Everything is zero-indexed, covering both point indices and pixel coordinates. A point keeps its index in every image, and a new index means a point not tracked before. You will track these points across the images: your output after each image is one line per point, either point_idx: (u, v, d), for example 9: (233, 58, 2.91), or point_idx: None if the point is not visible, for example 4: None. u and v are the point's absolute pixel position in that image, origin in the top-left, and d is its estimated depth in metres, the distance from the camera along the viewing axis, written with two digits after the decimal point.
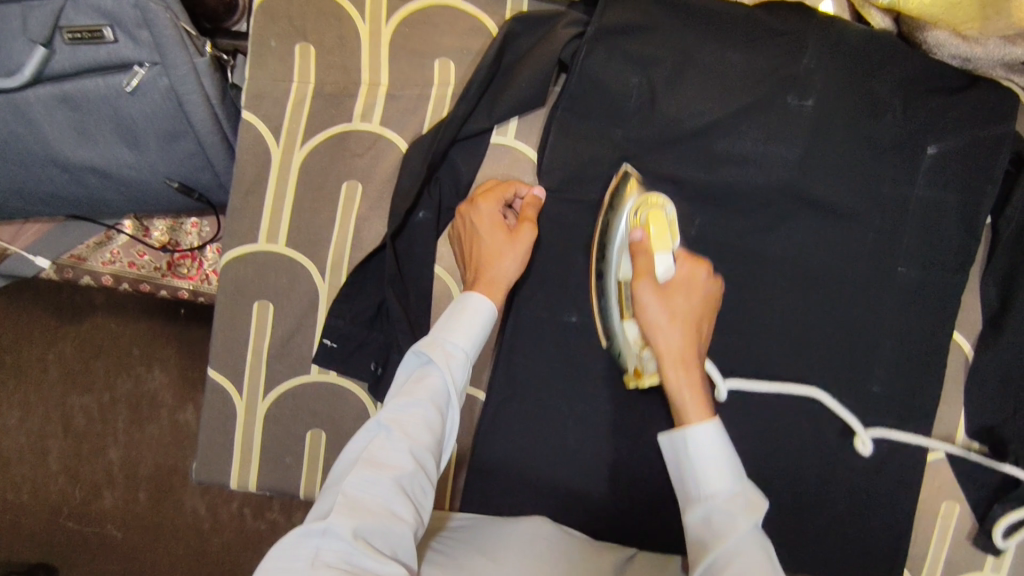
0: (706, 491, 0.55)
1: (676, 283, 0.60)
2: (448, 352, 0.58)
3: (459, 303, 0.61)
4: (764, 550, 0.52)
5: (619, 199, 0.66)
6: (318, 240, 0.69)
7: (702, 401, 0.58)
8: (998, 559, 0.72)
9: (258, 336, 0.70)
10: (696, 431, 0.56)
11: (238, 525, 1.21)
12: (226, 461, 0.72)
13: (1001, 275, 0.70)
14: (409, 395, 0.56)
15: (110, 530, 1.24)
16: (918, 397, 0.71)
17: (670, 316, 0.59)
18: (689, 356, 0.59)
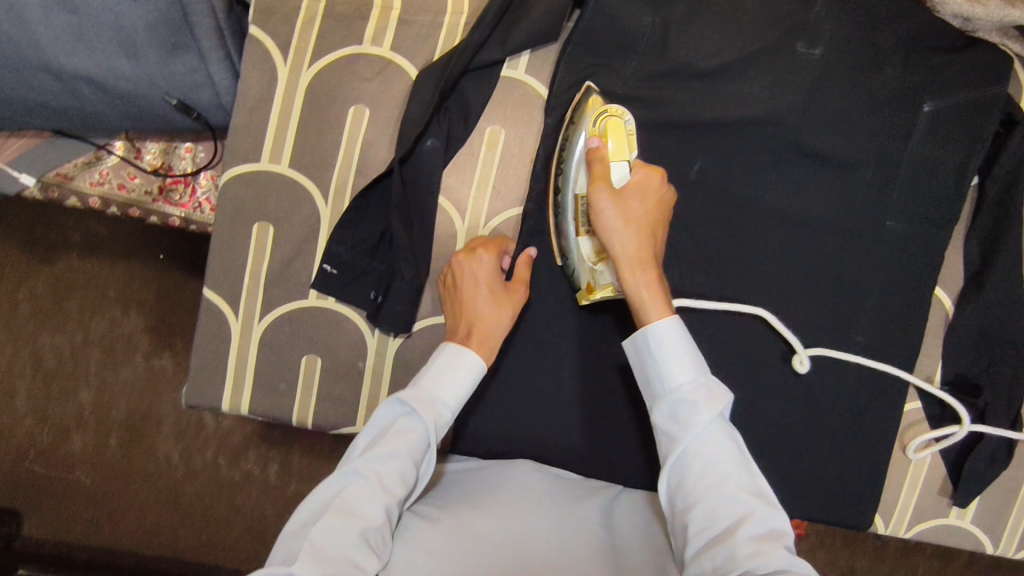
0: (671, 385, 0.58)
1: (630, 189, 0.62)
2: (434, 408, 0.61)
3: (454, 354, 0.63)
4: (726, 433, 0.57)
5: (579, 113, 0.66)
6: (322, 164, 0.68)
7: (662, 297, 0.60)
8: (962, 509, 0.78)
9: (256, 259, 0.69)
10: (654, 326, 0.59)
11: (212, 473, 1.26)
12: (217, 385, 0.71)
13: (984, 234, 0.73)
14: (390, 447, 0.59)
15: (80, 473, 1.24)
16: (900, 348, 0.74)
17: (626, 219, 0.61)
18: (643, 256, 0.61)
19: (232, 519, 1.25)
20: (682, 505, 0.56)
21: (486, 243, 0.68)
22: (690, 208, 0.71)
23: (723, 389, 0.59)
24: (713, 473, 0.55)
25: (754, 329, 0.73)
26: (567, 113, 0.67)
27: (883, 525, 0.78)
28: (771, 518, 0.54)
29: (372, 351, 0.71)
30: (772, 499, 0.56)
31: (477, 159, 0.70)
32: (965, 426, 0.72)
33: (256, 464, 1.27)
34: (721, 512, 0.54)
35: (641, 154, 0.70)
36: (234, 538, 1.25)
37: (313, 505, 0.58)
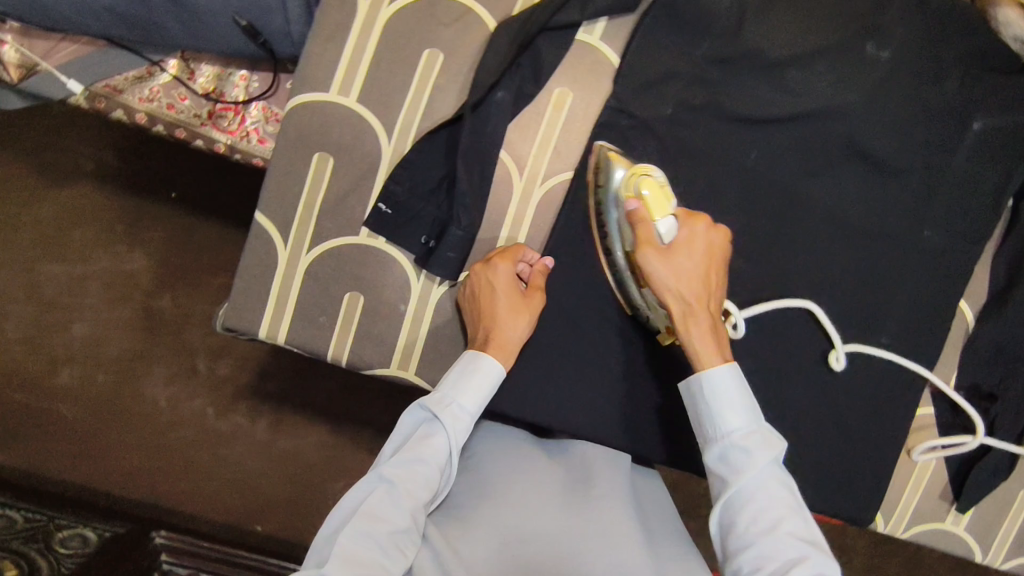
0: (723, 431, 0.59)
1: (682, 240, 0.62)
2: (456, 414, 0.63)
3: (474, 360, 0.64)
4: (780, 481, 0.57)
5: (606, 174, 0.67)
6: (390, 103, 0.69)
7: (720, 346, 0.61)
8: (959, 516, 0.81)
9: (312, 190, 0.69)
10: (709, 374, 0.59)
11: (200, 422, 1.29)
12: (256, 311, 0.71)
13: (1012, 253, 0.76)
14: (414, 453, 0.61)
15: (61, 408, 1.27)
16: (922, 353, 0.77)
17: (681, 269, 0.61)
18: (703, 306, 0.62)
19: (215, 470, 1.29)
20: (733, 545, 0.57)
21: (504, 252, 0.69)
22: (742, 192, 0.73)
23: (777, 435, 0.59)
24: (768, 519, 0.56)
25: (786, 318, 0.75)
26: (593, 175, 0.69)
27: (881, 523, 0.81)
28: (826, 565, 0.54)
29: (416, 295, 0.72)
30: (824, 547, 0.57)
31: (542, 118, 0.71)
32: (977, 437, 0.75)
33: (245, 417, 1.29)
34: (777, 554, 0.54)
35: (702, 133, 0.71)
36: (213, 490, 1.29)
37: (342, 509, 0.59)
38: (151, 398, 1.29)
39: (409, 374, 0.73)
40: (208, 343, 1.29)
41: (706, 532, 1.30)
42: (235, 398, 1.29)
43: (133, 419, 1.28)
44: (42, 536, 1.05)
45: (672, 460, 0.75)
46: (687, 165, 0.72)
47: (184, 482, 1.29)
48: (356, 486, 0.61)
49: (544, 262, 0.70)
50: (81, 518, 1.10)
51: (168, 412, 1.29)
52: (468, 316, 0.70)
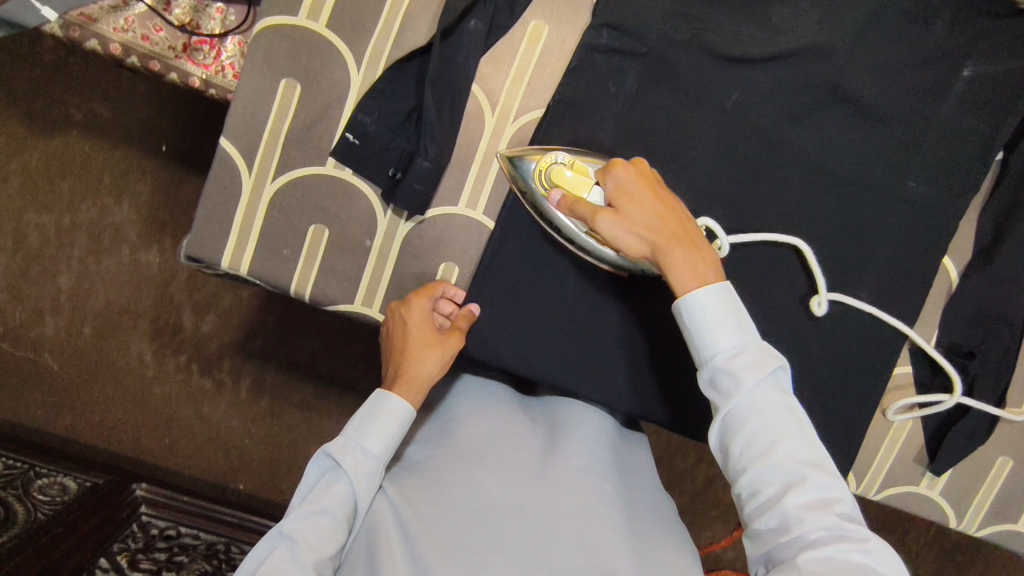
0: (710, 353, 0.56)
1: (615, 192, 0.59)
2: (358, 458, 0.64)
3: (379, 401, 0.66)
4: (779, 401, 0.54)
5: (521, 176, 0.66)
6: (360, 30, 0.67)
7: (703, 269, 0.57)
8: (934, 479, 0.80)
9: (279, 117, 0.68)
10: (686, 303, 0.56)
11: (183, 376, 1.29)
12: (219, 241, 0.70)
13: (1000, 209, 0.74)
14: (316, 504, 0.61)
15: (47, 358, 1.29)
16: (901, 308, 0.75)
17: (630, 220, 0.58)
18: (672, 236, 0.58)
19: (195, 426, 1.30)
20: (732, 466, 0.56)
21: (420, 289, 0.70)
22: (719, 137, 0.71)
23: (772, 350, 0.56)
24: (765, 442, 0.54)
25: (763, 267, 0.73)
26: (514, 188, 0.68)
27: (854, 484, 0.80)
28: (826, 486, 0.52)
29: (383, 231, 0.71)
30: (830, 466, 0.54)
31: (517, 52, 0.69)
32: (953, 394, 0.73)
33: (228, 373, 1.28)
34: (771, 480, 0.53)
35: (680, 69, 0.70)
36: (193, 447, 1.30)
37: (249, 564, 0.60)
38: (136, 353, 1.29)
39: (374, 311, 0.72)
40: (193, 299, 1.27)
41: (688, 506, 1.29)
42: (216, 354, 1.28)
43: (117, 373, 1.29)
44: (20, 483, 1.04)
45: (642, 413, 0.72)
46: (663, 104, 0.71)
47: (169, 436, 1.30)
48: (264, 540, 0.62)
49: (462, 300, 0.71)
50: (62, 466, 1.09)
51: (152, 367, 1.29)
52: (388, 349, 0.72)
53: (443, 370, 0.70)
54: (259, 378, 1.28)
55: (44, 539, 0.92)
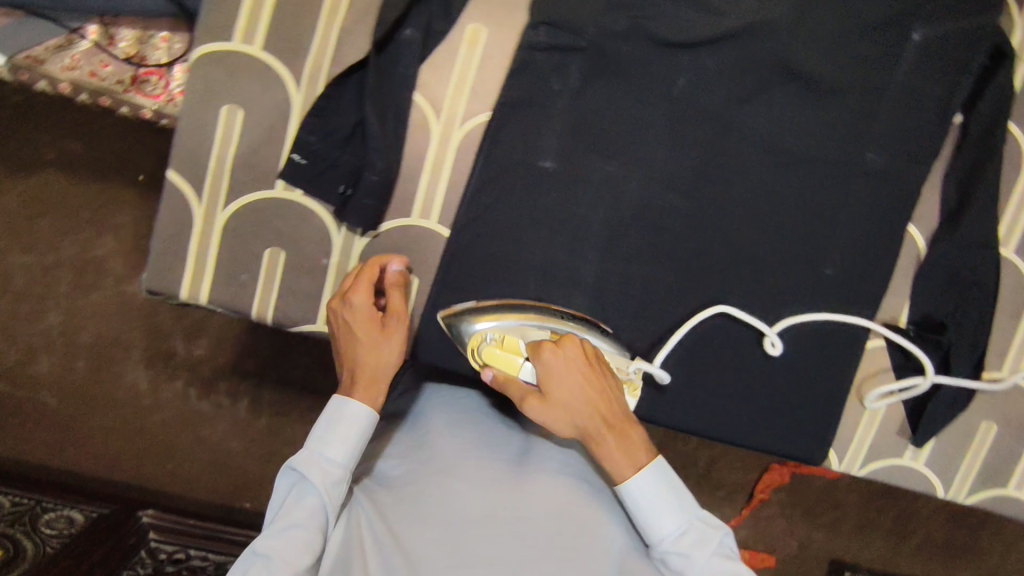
0: (658, 539, 0.61)
1: (544, 379, 0.62)
2: (324, 468, 0.62)
3: (337, 407, 0.64)
4: (729, 571, 0.60)
5: (461, 333, 0.68)
6: (296, 49, 0.66)
7: (632, 452, 0.62)
8: (917, 450, 0.79)
9: (223, 143, 0.67)
10: (625, 490, 0.61)
11: (180, 401, 1.25)
12: (176, 271, 0.70)
13: (963, 173, 0.73)
14: (289, 519, 0.60)
15: (43, 395, 1.24)
16: (865, 281, 0.75)
17: (559, 412, 0.61)
18: (602, 423, 0.61)
19: (197, 450, 1.26)
20: None
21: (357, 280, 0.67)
22: (666, 125, 0.71)
23: (712, 520, 0.62)
24: None
25: (721, 250, 0.74)
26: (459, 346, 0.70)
27: (835, 460, 0.80)
28: None
29: (338, 248, 0.71)
30: None
31: (456, 57, 0.69)
32: (930, 377, 0.73)
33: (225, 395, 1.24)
34: None
35: (622, 61, 0.69)
36: (198, 470, 1.27)
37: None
38: (132, 382, 1.24)
39: None
40: (183, 324, 1.24)
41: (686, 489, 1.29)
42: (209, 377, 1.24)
43: (115, 406, 1.24)
44: (26, 520, 1.01)
45: None
46: (608, 97, 0.70)
47: (174, 464, 1.26)
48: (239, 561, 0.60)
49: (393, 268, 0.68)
50: (67, 500, 1.06)
51: (149, 395, 1.24)
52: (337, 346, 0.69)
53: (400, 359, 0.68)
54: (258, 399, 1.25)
55: (53, 574, 0.92)
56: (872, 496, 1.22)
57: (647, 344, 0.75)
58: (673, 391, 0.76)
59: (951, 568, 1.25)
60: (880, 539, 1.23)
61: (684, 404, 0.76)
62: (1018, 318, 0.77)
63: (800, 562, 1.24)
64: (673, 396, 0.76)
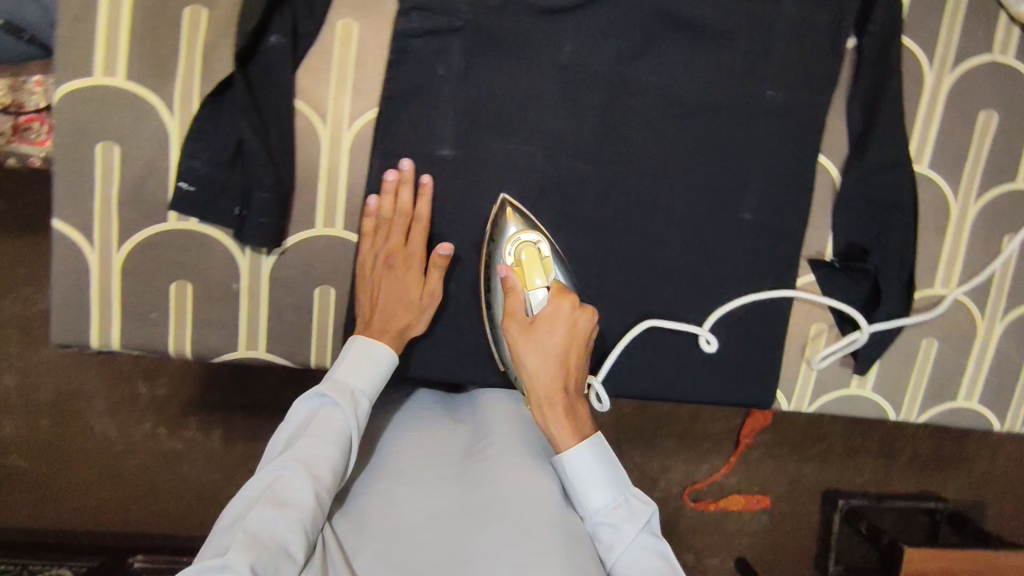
0: (589, 510, 0.64)
1: (541, 317, 0.67)
2: (353, 398, 0.63)
3: (367, 346, 0.65)
4: (650, 549, 0.62)
5: (500, 230, 0.69)
6: (162, 74, 0.64)
7: (576, 424, 0.66)
8: (862, 377, 0.79)
9: (105, 183, 0.65)
10: (564, 454, 0.64)
11: (154, 444, 1.08)
12: (83, 320, 0.67)
13: (865, 96, 0.72)
14: (317, 435, 0.60)
15: (9, 459, 1.06)
16: (784, 220, 0.74)
17: (536, 348, 0.66)
18: (557, 385, 0.66)
19: (185, 489, 1.09)
20: None
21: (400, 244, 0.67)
22: (561, 93, 0.69)
23: (642, 499, 0.65)
24: None
25: (637, 211, 0.73)
26: (487, 229, 0.70)
27: (785, 401, 0.79)
28: None
29: (245, 273, 0.69)
30: None
31: (331, 56, 0.66)
32: (864, 329, 0.74)
33: (198, 430, 1.08)
34: None
35: (502, 35, 0.67)
36: (190, 509, 1.09)
37: (242, 496, 0.58)
38: (102, 431, 1.07)
39: (260, 352, 0.71)
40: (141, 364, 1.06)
41: None
42: (186, 413, 1.08)
43: (87, 457, 1.07)
44: None
45: None
46: (495, 73, 0.68)
47: (164, 510, 1.09)
48: (258, 472, 0.59)
49: (445, 253, 0.68)
50: (53, 558, 0.97)
51: (121, 441, 1.07)
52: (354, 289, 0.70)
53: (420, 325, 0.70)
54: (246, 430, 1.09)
55: None
56: (860, 420, 1.16)
57: None
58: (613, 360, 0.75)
59: (943, 479, 1.20)
60: (869, 463, 1.18)
61: (625, 370, 0.76)
62: (941, 231, 0.76)
63: (794, 500, 1.17)
64: (614, 365, 0.75)
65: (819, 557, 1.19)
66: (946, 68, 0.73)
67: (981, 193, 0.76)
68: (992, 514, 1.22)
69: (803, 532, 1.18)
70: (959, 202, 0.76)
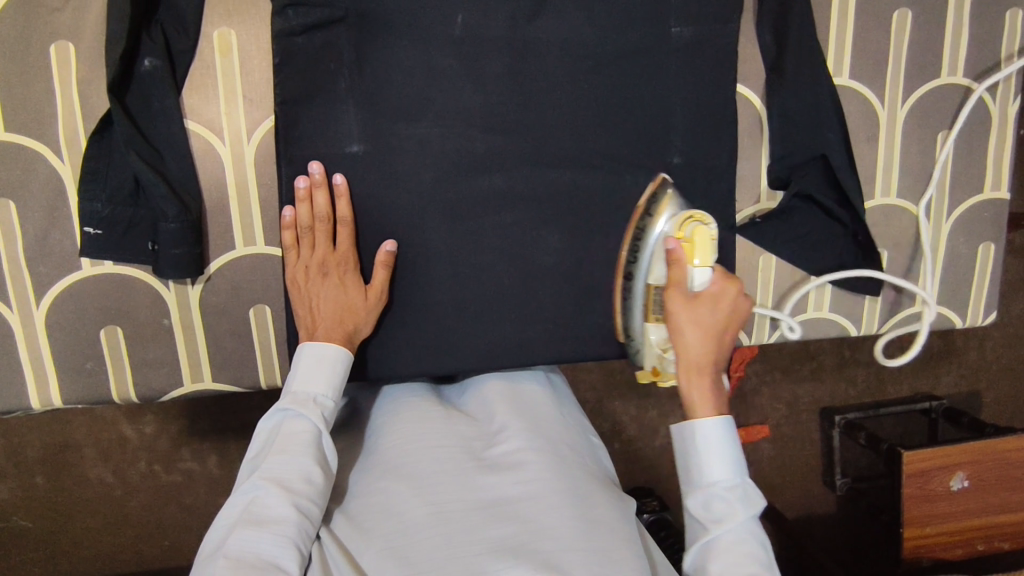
0: (706, 478, 0.59)
1: (709, 293, 0.61)
2: (316, 405, 0.62)
3: (315, 350, 0.63)
4: (759, 540, 0.57)
5: (658, 206, 0.68)
6: (41, 119, 0.61)
7: (719, 404, 0.61)
8: (818, 298, 0.79)
9: (9, 241, 0.63)
10: (701, 423, 0.59)
11: (155, 480, 1.02)
12: (18, 385, 0.66)
13: (771, 17, 0.70)
14: (285, 449, 0.59)
15: (14, 519, 1.00)
16: (714, 157, 0.73)
17: (696, 323, 0.61)
18: (710, 364, 0.61)
19: (193, 522, 1.04)
20: None
21: (341, 249, 0.66)
22: (462, 66, 0.67)
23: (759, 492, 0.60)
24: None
25: (564, 174, 0.71)
26: (642, 202, 0.69)
27: (746, 336, 0.79)
28: None
29: (174, 306, 0.67)
30: None
31: (215, 70, 0.64)
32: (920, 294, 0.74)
33: (195, 461, 1.02)
34: None
35: (387, 17, 0.64)
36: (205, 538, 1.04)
37: (223, 522, 0.58)
38: (101, 477, 1.01)
39: (208, 383, 0.69)
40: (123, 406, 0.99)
41: None
42: (180, 444, 1.01)
43: (91, 505, 1.01)
44: None
45: (507, 361, 0.73)
46: (390, 57, 0.65)
47: (179, 543, 1.04)
48: (235, 495, 0.60)
49: (390, 250, 0.67)
50: None
51: (122, 485, 1.01)
52: (293, 302, 0.66)
53: (368, 323, 0.67)
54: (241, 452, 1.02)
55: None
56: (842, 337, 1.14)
57: (523, 293, 0.72)
58: (567, 328, 0.73)
59: (936, 377, 1.20)
60: (863, 374, 1.18)
61: (583, 337, 0.74)
62: (874, 140, 0.75)
63: (791, 423, 1.18)
64: (570, 332, 0.73)
65: (825, 474, 1.19)
66: None
67: (907, 95, 0.75)
68: (986, 402, 1.23)
69: (805, 453, 1.19)
70: (887, 108, 0.75)
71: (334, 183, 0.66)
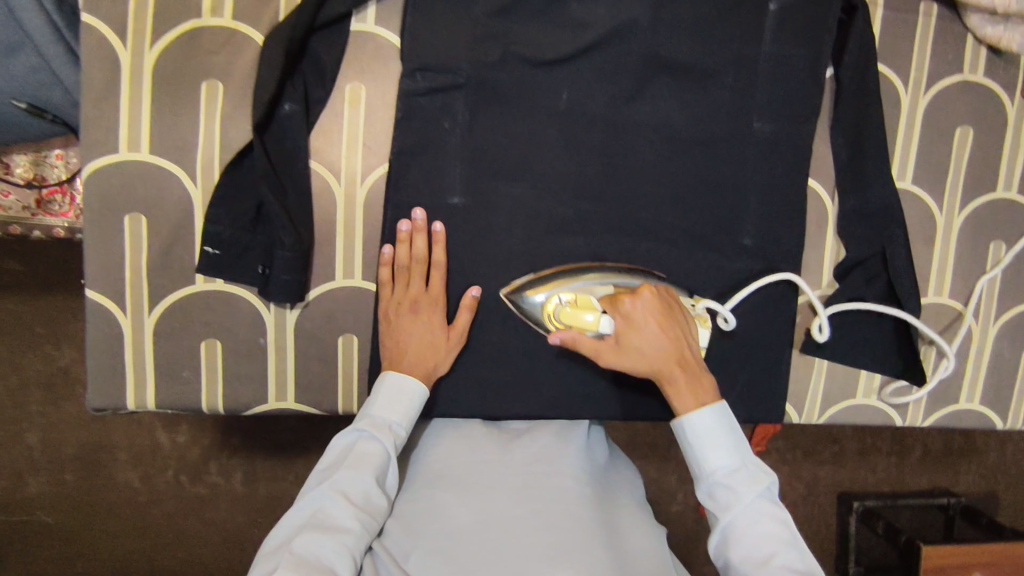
0: (708, 468, 0.63)
1: (616, 338, 0.64)
2: (390, 432, 0.66)
3: (398, 382, 0.67)
4: (774, 518, 0.61)
5: (528, 307, 0.70)
6: (184, 146, 0.67)
7: (699, 389, 0.64)
8: (868, 385, 0.82)
9: (134, 252, 0.68)
10: (690, 420, 0.63)
11: (176, 490, 1.04)
12: (118, 383, 0.70)
13: (846, 121, 0.77)
14: (355, 467, 0.63)
15: (39, 515, 1.03)
16: (782, 242, 0.78)
17: (640, 344, 0.64)
18: (682, 355, 0.64)
19: (205, 534, 1.06)
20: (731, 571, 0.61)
21: (432, 289, 0.70)
22: (561, 138, 0.73)
23: (763, 467, 0.63)
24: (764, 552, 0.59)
25: (641, 244, 0.76)
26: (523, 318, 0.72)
27: (795, 414, 0.82)
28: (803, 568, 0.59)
29: (272, 326, 0.72)
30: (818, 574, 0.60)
31: (342, 118, 0.70)
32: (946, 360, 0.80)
33: (220, 476, 1.04)
34: None
35: (501, 88, 0.71)
36: (210, 555, 1.06)
37: (286, 523, 0.62)
38: (126, 482, 1.04)
39: (290, 403, 0.73)
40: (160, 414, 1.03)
41: None
42: (208, 457, 1.04)
43: (114, 509, 1.04)
44: None
45: (571, 413, 0.76)
46: (499, 123, 0.72)
47: (190, 556, 1.06)
48: (299, 500, 0.63)
49: (475, 295, 0.71)
50: None
51: (147, 492, 1.04)
52: (382, 334, 0.71)
53: (447, 362, 0.71)
54: (281, 472, 1.05)
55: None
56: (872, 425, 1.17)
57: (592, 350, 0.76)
58: (630, 388, 0.77)
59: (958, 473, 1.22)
60: (885, 463, 1.20)
61: (644, 398, 0.78)
62: (931, 242, 0.80)
63: (816, 504, 1.19)
64: (632, 392, 0.77)
65: (840, 560, 1.19)
66: (921, 90, 0.78)
67: (965, 204, 0.80)
68: (1009, 504, 1.24)
69: (823, 536, 1.19)
70: (945, 214, 0.80)
71: (433, 229, 0.71)
